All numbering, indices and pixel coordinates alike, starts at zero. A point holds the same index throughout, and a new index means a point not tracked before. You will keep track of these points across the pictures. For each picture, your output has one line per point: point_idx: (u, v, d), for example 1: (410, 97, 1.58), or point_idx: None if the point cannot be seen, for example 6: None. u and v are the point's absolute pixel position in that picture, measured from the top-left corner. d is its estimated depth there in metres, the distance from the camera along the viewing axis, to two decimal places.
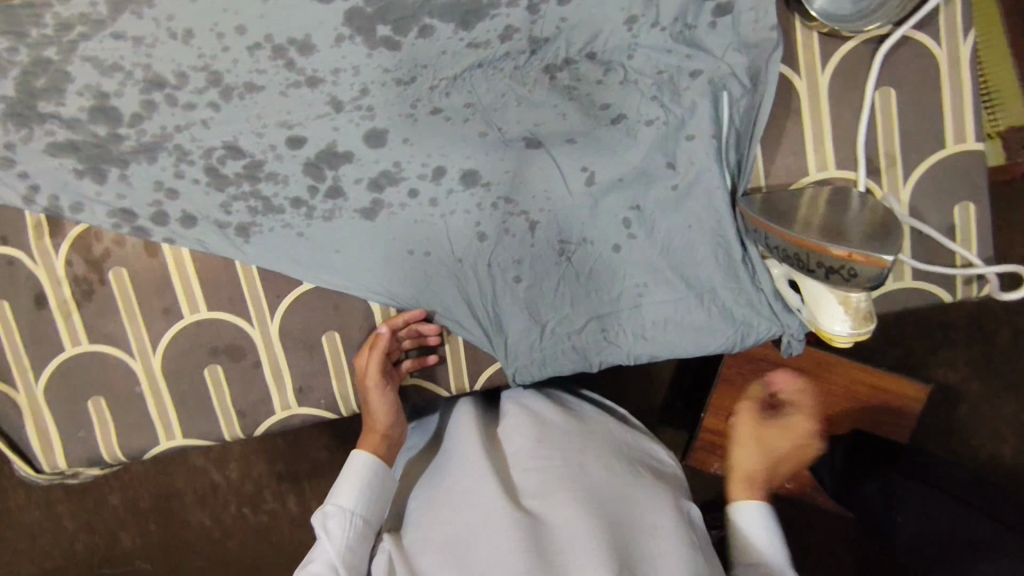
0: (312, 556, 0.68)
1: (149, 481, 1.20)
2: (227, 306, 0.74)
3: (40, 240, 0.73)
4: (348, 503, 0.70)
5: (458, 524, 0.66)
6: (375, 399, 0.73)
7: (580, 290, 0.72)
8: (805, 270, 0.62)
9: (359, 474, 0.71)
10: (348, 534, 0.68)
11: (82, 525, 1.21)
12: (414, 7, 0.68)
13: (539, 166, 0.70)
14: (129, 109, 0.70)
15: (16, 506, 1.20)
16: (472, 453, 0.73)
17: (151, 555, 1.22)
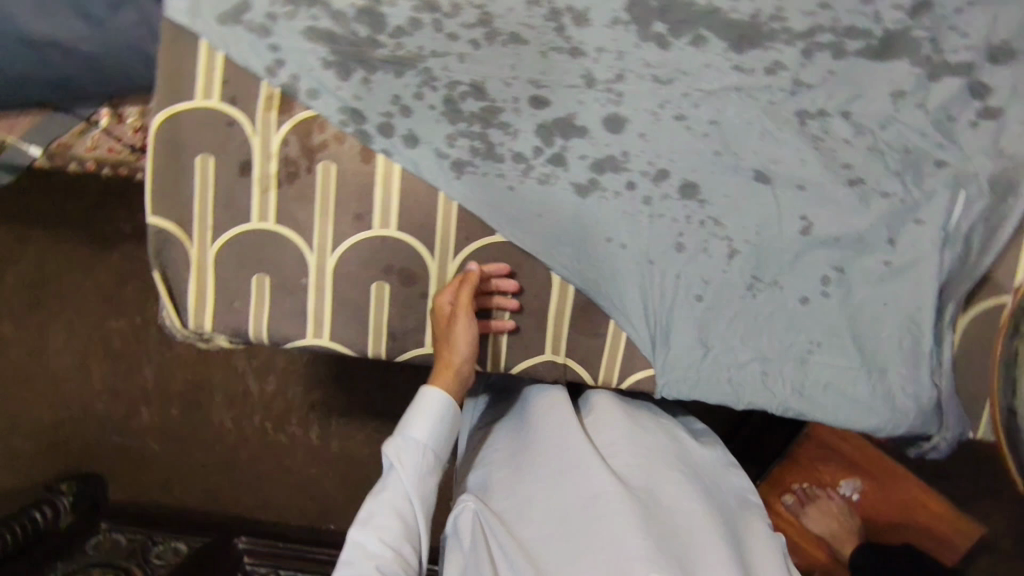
0: (387, 487, 0.70)
1: (183, 367, 1.31)
2: (416, 232, 0.75)
3: (267, 112, 0.73)
4: (420, 436, 0.72)
5: (557, 499, 0.67)
6: (460, 333, 0.72)
7: (754, 328, 0.74)
8: None
9: (431, 412, 0.72)
10: (418, 464, 0.71)
11: (106, 387, 1.33)
12: (697, 16, 0.70)
13: (759, 200, 0.72)
14: (396, 20, 0.72)
15: (55, 348, 1.33)
16: (560, 430, 0.74)
17: (162, 433, 1.35)
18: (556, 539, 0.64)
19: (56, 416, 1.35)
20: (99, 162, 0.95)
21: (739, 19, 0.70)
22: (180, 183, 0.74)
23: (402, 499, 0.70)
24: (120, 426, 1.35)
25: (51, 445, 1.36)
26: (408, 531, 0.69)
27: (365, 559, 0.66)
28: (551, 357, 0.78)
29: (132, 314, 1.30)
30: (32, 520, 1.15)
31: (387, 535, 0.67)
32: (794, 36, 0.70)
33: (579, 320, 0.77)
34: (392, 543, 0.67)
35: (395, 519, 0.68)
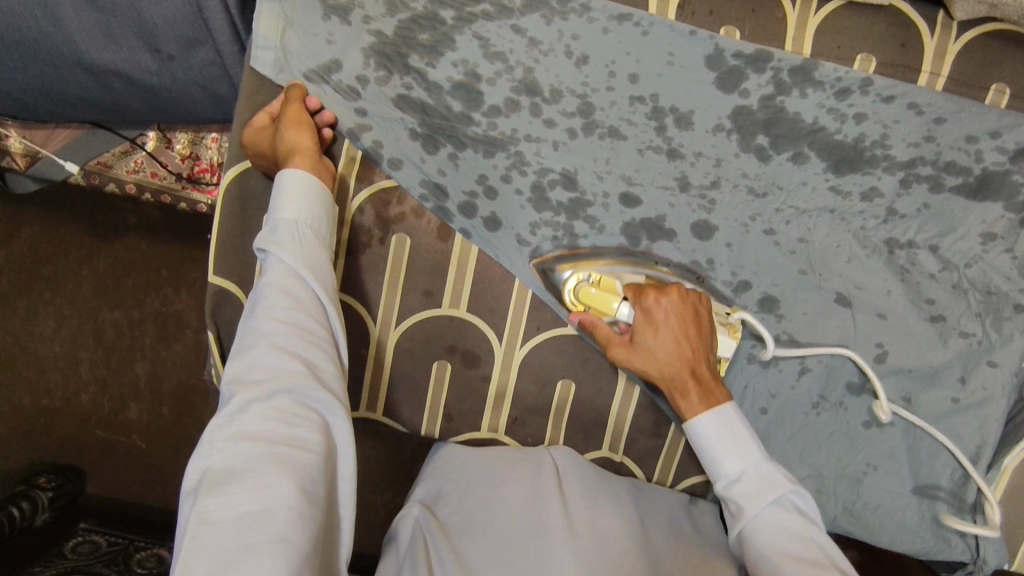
0: (267, 270, 0.56)
1: (183, 366, 1.26)
2: (485, 315, 0.73)
3: (345, 177, 0.70)
4: (292, 214, 0.59)
5: (504, 525, 0.66)
6: (291, 116, 0.65)
7: (812, 446, 0.73)
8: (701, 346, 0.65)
9: (297, 185, 0.61)
10: (299, 241, 0.58)
11: (95, 379, 1.27)
12: (802, 133, 0.68)
13: (837, 322, 0.71)
14: (492, 99, 0.69)
15: (42, 334, 1.26)
16: (516, 461, 0.72)
17: (148, 435, 1.28)
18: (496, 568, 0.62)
19: (30, 402, 1.28)
20: (140, 186, 0.87)
21: (843, 140, 0.68)
22: (243, 238, 0.71)
23: (293, 279, 0.56)
24: (103, 420, 1.28)
25: (17, 433, 1.28)
26: (305, 308, 0.55)
27: (270, 351, 0.51)
28: (608, 454, 0.76)
29: (128, 308, 1.25)
30: (9, 516, 1.09)
31: (281, 334, 0.52)
32: (896, 164, 0.68)
33: (640, 419, 0.75)
34: (300, 337, 0.53)
35: (285, 297, 0.54)
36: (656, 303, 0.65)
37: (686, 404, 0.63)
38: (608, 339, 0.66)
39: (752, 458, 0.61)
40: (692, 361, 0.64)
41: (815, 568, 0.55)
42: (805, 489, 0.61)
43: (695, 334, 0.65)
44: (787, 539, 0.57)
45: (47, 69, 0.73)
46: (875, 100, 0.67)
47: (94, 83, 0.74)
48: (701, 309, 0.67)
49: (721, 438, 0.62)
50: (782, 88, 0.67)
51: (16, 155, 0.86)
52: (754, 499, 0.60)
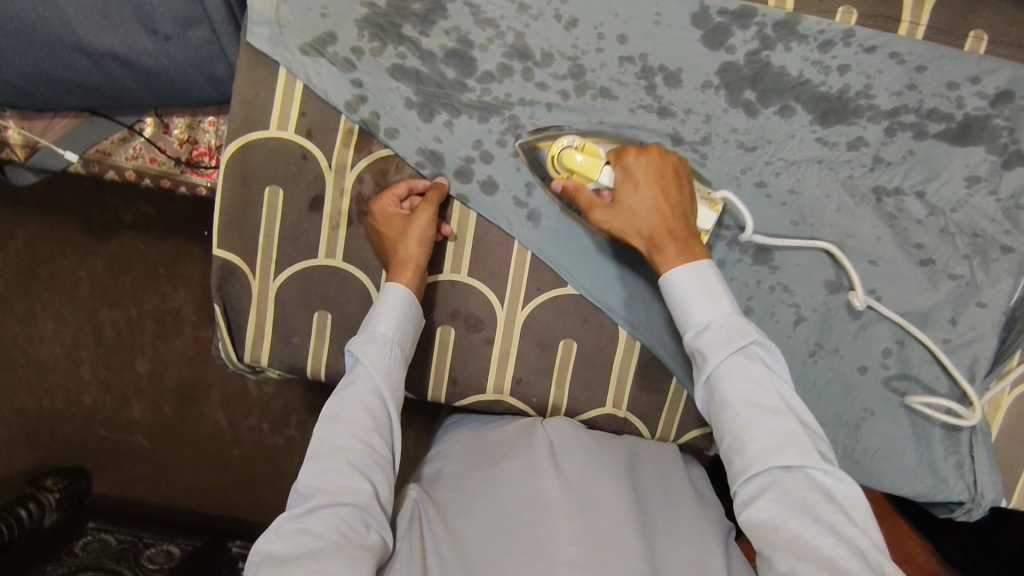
0: (354, 380, 0.65)
1: (184, 362, 1.26)
2: (486, 279, 0.74)
3: (344, 148, 0.71)
4: (384, 331, 0.67)
5: (500, 498, 0.66)
6: (421, 225, 0.69)
7: (811, 395, 0.74)
8: (679, 207, 0.63)
9: (394, 304, 0.67)
10: (385, 359, 0.66)
11: (97, 380, 1.28)
12: (788, 86, 0.70)
13: (829, 270, 0.72)
14: (485, 65, 0.70)
15: (41, 338, 1.27)
16: (515, 440, 0.73)
17: (150, 434, 1.29)
18: (492, 537, 0.63)
19: (36, 406, 1.29)
20: (139, 172, 0.89)
21: (828, 92, 0.70)
22: (246, 212, 0.72)
23: (375, 399, 0.65)
24: (106, 420, 1.29)
25: (23, 435, 1.29)
26: (378, 427, 0.64)
27: (345, 466, 0.61)
28: (612, 411, 0.78)
29: (128, 306, 1.25)
30: (17, 518, 1.08)
31: (356, 453, 0.62)
32: (880, 113, 0.70)
33: (641, 375, 0.76)
34: (371, 460, 0.62)
35: (366, 417, 0.64)
36: (636, 162, 0.64)
37: (663, 258, 0.61)
38: (588, 200, 0.65)
39: (723, 309, 0.58)
40: (673, 216, 0.62)
41: (773, 420, 0.54)
42: (773, 342, 0.57)
43: (677, 196, 0.63)
44: (752, 390, 0.55)
45: (45, 55, 0.73)
46: (857, 51, 0.69)
47: (92, 67, 0.75)
48: (682, 175, 0.65)
49: (694, 292, 0.59)
50: (766, 42, 0.69)
51: (15, 146, 0.86)
52: (721, 347, 0.56)
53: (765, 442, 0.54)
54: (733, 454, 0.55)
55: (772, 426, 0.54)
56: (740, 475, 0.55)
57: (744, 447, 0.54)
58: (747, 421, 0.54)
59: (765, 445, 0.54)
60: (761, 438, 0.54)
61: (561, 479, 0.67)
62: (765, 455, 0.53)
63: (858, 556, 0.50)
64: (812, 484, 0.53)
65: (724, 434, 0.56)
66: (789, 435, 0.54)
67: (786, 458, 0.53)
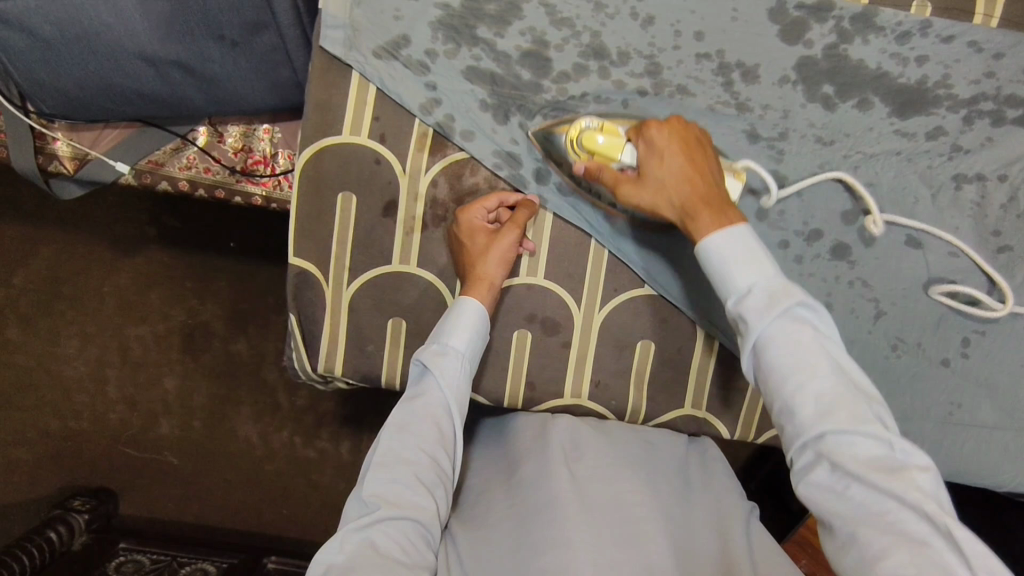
0: (424, 392, 0.64)
1: (212, 375, 1.25)
2: (563, 281, 0.73)
3: (418, 152, 0.70)
4: (456, 345, 0.65)
5: (517, 507, 0.65)
6: (503, 243, 0.68)
7: (895, 390, 0.73)
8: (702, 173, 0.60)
9: (468, 321, 0.66)
10: (454, 372, 0.65)
11: (124, 399, 1.25)
12: (865, 80, 0.70)
13: (910, 264, 0.71)
14: (561, 65, 0.69)
15: (66, 355, 1.24)
16: (532, 443, 0.71)
17: (177, 449, 1.26)
18: (504, 541, 0.63)
19: (59, 428, 1.25)
20: (193, 183, 0.87)
21: (906, 83, 0.70)
22: (319, 219, 0.71)
23: (444, 412, 0.64)
24: (133, 439, 1.26)
25: (48, 457, 1.25)
26: (446, 442, 0.63)
27: (415, 480, 0.60)
28: (692, 412, 0.77)
29: (155, 322, 1.24)
30: (47, 542, 1.06)
31: (425, 469, 0.61)
32: (959, 102, 0.70)
33: (719, 373, 0.76)
34: (436, 475, 0.61)
35: (435, 431, 0.62)
36: (657, 133, 0.62)
37: (697, 227, 0.57)
38: (614, 178, 0.64)
39: (764, 270, 0.54)
40: (705, 184, 0.60)
41: (824, 384, 0.50)
42: (822, 304, 0.53)
43: (703, 163, 0.61)
44: (799, 352, 0.51)
45: (107, 63, 0.72)
46: (935, 41, 0.69)
47: (154, 75, 0.73)
48: (704, 142, 0.63)
49: (733, 255, 0.55)
50: (844, 36, 0.69)
51: (64, 158, 0.85)
52: (766, 310, 0.52)
53: (816, 407, 0.50)
54: (785, 423, 0.52)
55: (823, 389, 0.50)
56: (792, 444, 0.51)
57: (795, 413, 0.51)
58: (796, 387, 0.50)
59: (816, 409, 0.50)
60: (812, 403, 0.50)
61: (577, 482, 0.66)
62: (818, 418, 0.49)
63: (924, 522, 0.46)
64: (874, 451, 0.48)
65: (773, 399, 0.52)
66: (841, 397, 0.50)
67: (840, 423, 0.49)
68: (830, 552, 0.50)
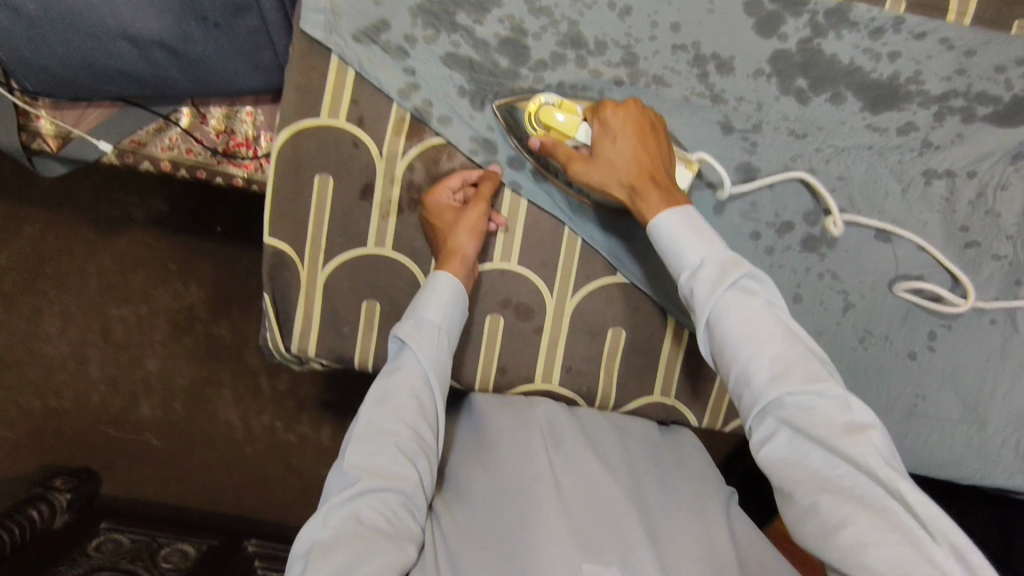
0: (402, 365, 0.65)
1: (195, 357, 1.25)
2: (537, 267, 0.74)
3: (396, 136, 0.71)
4: (434, 319, 0.66)
5: (497, 487, 0.65)
6: (471, 219, 0.69)
7: (861, 382, 0.74)
8: (653, 159, 0.63)
9: (442, 293, 0.67)
10: (431, 343, 0.66)
11: (106, 379, 1.25)
12: (839, 74, 0.71)
13: (879, 257, 0.72)
14: (539, 53, 0.70)
15: (48, 335, 1.25)
16: (508, 421, 0.72)
17: (163, 431, 1.27)
18: (487, 521, 0.63)
19: (41, 406, 1.26)
20: (174, 164, 0.88)
21: (879, 79, 0.71)
22: (296, 200, 0.72)
23: (423, 384, 0.65)
24: (115, 419, 1.26)
25: (30, 435, 1.26)
26: (425, 412, 0.64)
27: (394, 451, 0.61)
28: (662, 400, 0.78)
29: (137, 303, 1.24)
30: (29, 519, 1.04)
31: (404, 439, 0.61)
32: (930, 98, 0.71)
33: (689, 361, 0.77)
34: (419, 446, 0.62)
35: (413, 402, 0.63)
36: (614, 116, 0.64)
37: (647, 206, 0.61)
38: (567, 154, 0.66)
39: (713, 245, 0.58)
40: (653, 167, 0.63)
41: (776, 350, 0.54)
42: (765, 274, 0.57)
43: (657, 147, 0.64)
44: (751, 322, 0.54)
45: (89, 42, 0.72)
46: (907, 38, 0.70)
47: (136, 54, 0.74)
48: (659, 126, 0.66)
49: (684, 232, 0.58)
50: (818, 30, 0.70)
51: (47, 136, 0.85)
52: (718, 282, 0.56)
53: (770, 371, 0.53)
54: (742, 390, 0.55)
55: (775, 354, 0.54)
56: (750, 412, 0.54)
57: (750, 379, 0.54)
58: (750, 354, 0.54)
59: (769, 373, 0.53)
60: (766, 368, 0.53)
61: (553, 463, 0.67)
62: (772, 383, 0.52)
63: (876, 482, 0.49)
64: (825, 410, 0.52)
65: (729, 370, 0.55)
66: (792, 360, 0.53)
67: (793, 383, 0.52)
68: (789, 514, 0.53)
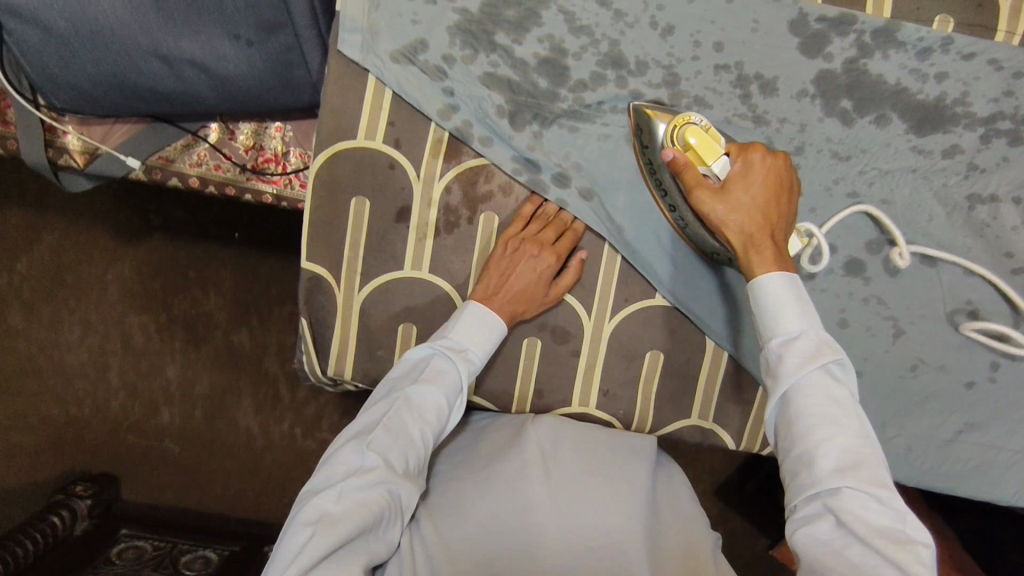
0: (441, 369, 0.65)
1: (216, 365, 1.24)
2: (574, 289, 0.73)
3: (433, 158, 0.70)
4: (467, 343, 0.67)
5: (499, 512, 0.64)
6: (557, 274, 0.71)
7: (904, 408, 0.73)
8: (777, 223, 0.61)
9: (482, 323, 0.68)
10: (469, 361, 0.66)
11: (125, 386, 1.25)
12: (884, 96, 0.69)
13: (924, 282, 0.71)
14: (579, 74, 0.69)
15: (68, 342, 1.24)
16: (510, 443, 0.70)
17: (180, 437, 1.26)
18: (476, 552, 0.62)
19: (60, 412, 1.25)
20: (203, 179, 0.87)
21: (925, 100, 0.69)
22: (332, 223, 0.71)
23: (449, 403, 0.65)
24: (135, 426, 1.25)
25: (50, 443, 1.25)
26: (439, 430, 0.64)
27: (412, 460, 0.61)
28: (699, 423, 0.77)
29: (156, 310, 1.24)
30: (49, 527, 1.06)
31: (418, 453, 0.62)
32: (977, 120, 0.69)
33: (728, 385, 0.76)
34: (423, 461, 0.63)
35: (435, 418, 0.63)
36: (758, 161, 0.62)
37: (762, 257, 0.59)
38: (696, 180, 0.62)
39: (815, 323, 0.56)
40: (776, 225, 0.61)
41: (850, 441, 0.52)
42: (854, 369, 0.55)
43: (783, 205, 0.62)
44: (831, 407, 0.53)
45: (120, 60, 0.71)
46: (956, 59, 0.68)
47: (168, 72, 0.72)
48: (793, 189, 0.64)
49: (788, 301, 0.56)
50: (864, 50, 0.68)
51: (74, 152, 0.85)
52: (811, 359, 0.54)
53: (839, 462, 0.51)
54: (799, 468, 0.53)
55: (848, 445, 0.52)
56: (801, 490, 0.52)
57: (814, 462, 0.52)
58: (823, 437, 0.52)
59: (837, 462, 0.51)
60: (835, 456, 0.52)
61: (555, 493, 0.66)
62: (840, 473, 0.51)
63: None
64: (885, 518, 0.50)
65: (794, 445, 0.53)
66: (864, 459, 0.51)
67: (859, 480, 0.50)
68: None
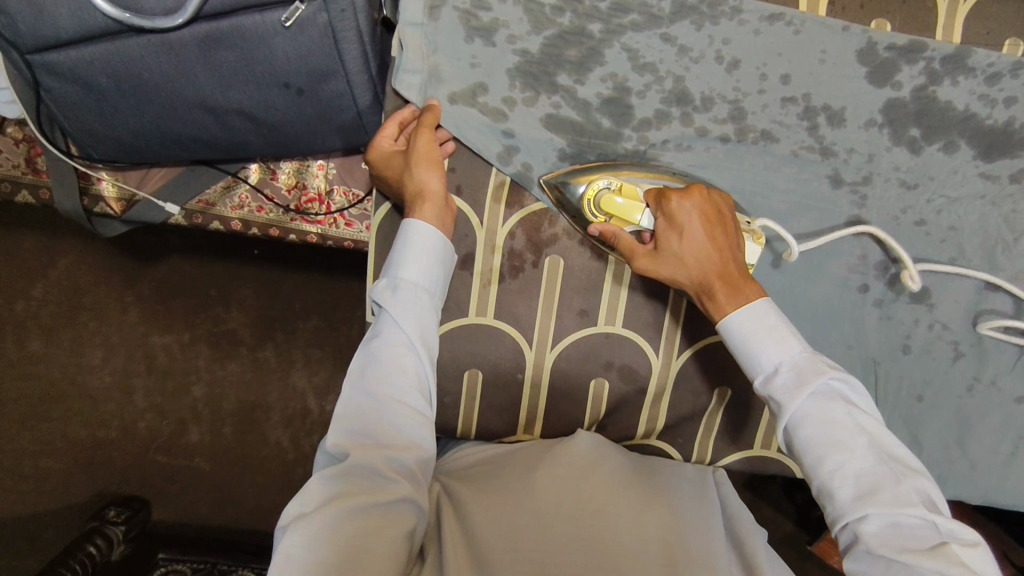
0: (382, 331, 0.59)
1: (243, 384, 1.20)
2: (639, 329, 0.72)
3: (495, 203, 0.69)
4: (411, 274, 0.61)
5: (526, 502, 0.61)
6: (422, 150, 0.64)
7: (977, 436, 0.72)
8: (718, 254, 0.61)
9: (419, 239, 0.62)
10: (410, 306, 0.60)
11: (153, 407, 1.19)
12: (954, 122, 0.68)
13: (993, 308, 0.71)
14: (643, 112, 0.67)
15: (90, 365, 1.18)
16: (553, 448, 0.68)
17: (209, 456, 1.19)
18: (499, 540, 0.58)
19: (86, 434, 1.18)
20: (245, 223, 0.83)
21: (994, 126, 0.68)
22: None
23: (406, 348, 0.59)
24: (166, 446, 1.19)
25: (77, 469, 1.18)
26: (409, 374, 0.58)
27: (377, 431, 0.56)
28: (765, 454, 0.77)
29: (178, 330, 1.19)
30: (88, 556, 0.98)
31: (392, 412, 0.56)
32: None
33: None
34: (404, 413, 0.57)
35: (396, 367, 0.58)
36: (679, 206, 0.62)
37: (718, 306, 0.60)
38: (630, 248, 0.63)
39: (793, 349, 0.57)
40: (724, 260, 0.61)
41: (859, 464, 0.52)
42: (851, 378, 0.55)
43: (724, 237, 0.62)
44: (831, 433, 0.53)
45: (165, 111, 0.69)
46: None
47: (214, 122, 0.70)
48: (726, 211, 0.64)
49: (758, 336, 0.58)
50: (934, 77, 0.67)
51: (110, 200, 0.81)
52: (796, 389, 0.55)
53: (856, 487, 0.51)
54: (825, 502, 0.53)
55: (860, 469, 0.52)
56: (834, 523, 0.52)
57: (833, 494, 0.52)
58: (830, 464, 0.52)
59: (855, 489, 0.51)
60: (850, 483, 0.52)
61: (585, 486, 0.62)
62: (859, 498, 0.50)
63: None
64: (914, 529, 0.49)
65: (811, 479, 0.54)
66: (879, 478, 0.51)
67: (878, 503, 0.50)
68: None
